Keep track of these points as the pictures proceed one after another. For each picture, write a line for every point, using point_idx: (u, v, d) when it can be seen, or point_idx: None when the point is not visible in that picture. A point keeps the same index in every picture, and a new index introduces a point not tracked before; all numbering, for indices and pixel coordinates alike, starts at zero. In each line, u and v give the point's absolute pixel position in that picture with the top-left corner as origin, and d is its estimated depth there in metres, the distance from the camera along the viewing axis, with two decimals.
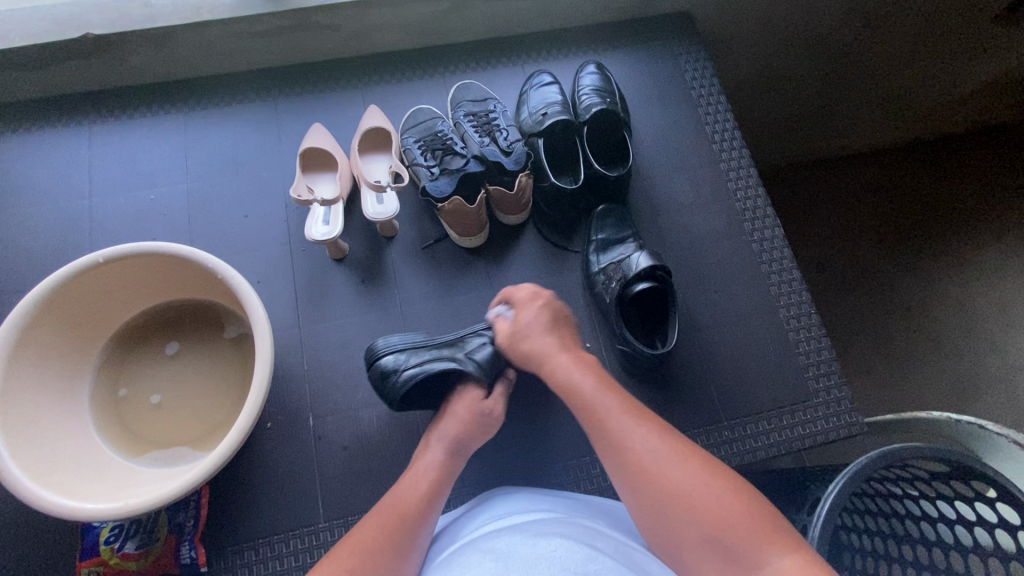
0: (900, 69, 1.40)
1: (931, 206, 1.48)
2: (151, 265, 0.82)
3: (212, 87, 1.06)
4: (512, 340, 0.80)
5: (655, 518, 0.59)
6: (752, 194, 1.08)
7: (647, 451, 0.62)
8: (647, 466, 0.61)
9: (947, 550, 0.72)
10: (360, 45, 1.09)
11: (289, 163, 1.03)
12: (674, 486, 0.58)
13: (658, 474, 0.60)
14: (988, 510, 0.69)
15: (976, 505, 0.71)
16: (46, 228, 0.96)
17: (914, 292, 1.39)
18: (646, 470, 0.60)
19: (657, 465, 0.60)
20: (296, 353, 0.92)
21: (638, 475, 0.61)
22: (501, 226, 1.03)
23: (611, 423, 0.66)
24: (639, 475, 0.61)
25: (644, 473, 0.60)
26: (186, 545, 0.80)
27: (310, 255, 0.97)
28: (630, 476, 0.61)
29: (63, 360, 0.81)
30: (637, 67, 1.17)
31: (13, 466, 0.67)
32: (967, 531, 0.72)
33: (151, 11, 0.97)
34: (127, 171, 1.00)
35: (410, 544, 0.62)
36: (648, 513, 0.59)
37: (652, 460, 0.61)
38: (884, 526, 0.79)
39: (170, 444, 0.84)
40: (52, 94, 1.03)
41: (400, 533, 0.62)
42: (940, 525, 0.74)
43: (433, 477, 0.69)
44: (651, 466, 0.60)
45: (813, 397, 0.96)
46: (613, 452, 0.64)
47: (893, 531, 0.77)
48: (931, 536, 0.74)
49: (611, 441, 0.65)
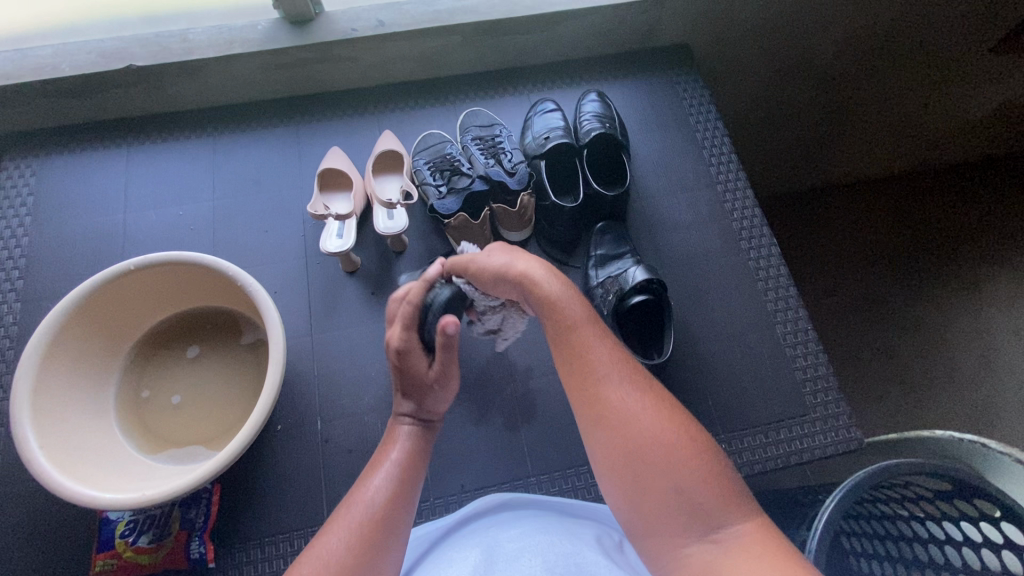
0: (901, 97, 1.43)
1: (934, 232, 1.50)
2: (177, 273, 0.89)
3: (241, 114, 1.15)
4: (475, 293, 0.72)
5: (615, 465, 0.55)
6: (749, 215, 1.12)
7: (623, 402, 0.57)
8: (621, 416, 0.56)
9: (956, 575, 0.72)
10: (377, 76, 1.17)
11: (307, 183, 1.10)
12: (647, 439, 0.54)
13: (632, 424, 0.55)
14: (993, 531, 0.68)
15: (981, 525, 0.70)
16: (83, 241, 1.03)
17: (921, 318, 1.39)
18: (618, 422, 0.56)
19: (632, 417, 0.55)
20: (308, 359, 0.97)
21: (610, 425, 0.56)
22: (505, 243, 1.08)
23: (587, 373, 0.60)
24: (611, 422, 0.56)
25: (616, 421, 0.56)
26: (196, 540, 0.83)
27: (324, 268, 1.03)
28: (600, 420, 0.57)
29: (92, 361, 0.87)
30: (637, 95, 1.23)
31: (42, 456, 0.72)
32: (974, 553, 0.71)
33: (189, 45, 1.06)
34: (159, 189, 1.08)
35: (393, 531, 0.61)
36: (610, 460, 0.55)
37: (629, 415, 0.56)
38: (892, 549, 0.78)
39: (186, 443, 0.88)
40: (99, 120, 1.12)
41: (386, 528, 0.60)
42: (947, 547, 0.73)
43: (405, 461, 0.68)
44: (625, 418, 0.55)
45: (810, 412, 0.97)
46: (584, 397, 0.59)
47: (902, 554, 0.76)
48: (940, 560, 0.73)
49: (584, 382, 0.59)
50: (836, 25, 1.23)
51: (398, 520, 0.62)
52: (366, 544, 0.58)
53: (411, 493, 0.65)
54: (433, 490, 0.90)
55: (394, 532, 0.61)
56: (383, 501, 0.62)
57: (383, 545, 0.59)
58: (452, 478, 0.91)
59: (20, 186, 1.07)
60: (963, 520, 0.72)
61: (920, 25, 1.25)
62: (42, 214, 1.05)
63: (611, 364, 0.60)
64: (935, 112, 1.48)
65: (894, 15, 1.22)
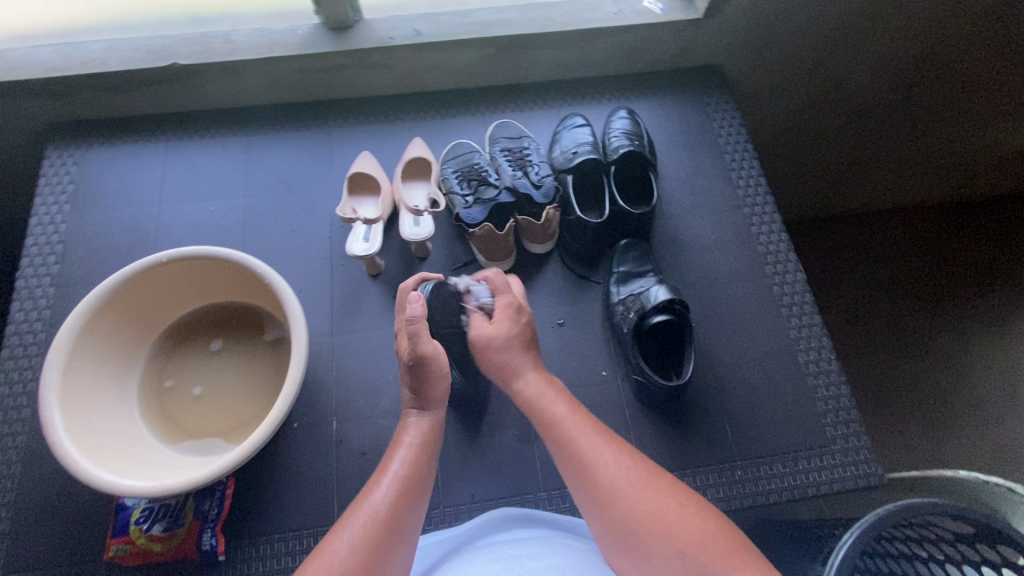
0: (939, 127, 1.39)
1: (963, 267, 1.47)
2: (206, 267, 0.91)
3: (277, 115, 1.18)
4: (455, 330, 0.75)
5: (621, 540, 0.62)
6: (775, 239, 1.11)
7: (616, 475, 0.65)
8: (617, 490, 0.64)
9: None
10: (410, 84, 1.19)
11: (337, 185, 1.12)
12: (644, 510, 0.62)
13: (628, 498, 0.63)
14: None
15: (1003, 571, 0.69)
16: (118, 231, 1.06)
17: (948, 354, 1.36)
18: (616, 496, 0.64)
19: (626, 489, 0.64)
20: (327, 359, 0.98)
21: (609, 499, 0.64)
22: (527, 254, 1.08)
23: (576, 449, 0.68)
24: (608, 498, 0.64)
25: (613, 495, 0.64)
26: (208, 532, 0.84)
27: (348, 270, 1.05)
28: (600, 502, 0.64)
29: (119, 348, 0.89)
30: (667, 114, 1.23)
31: (66, 439, 0.74)
32: None
33: (231, 46, 1.09)
34: (193, 184, 1.10)
35: (399, 536, 0.64)
36: (615, 541, 0.63)
37: (615, 480, 0.65)
38: None
39: (203, 434, 0.89)
40: (142, 114, 1.16)
41: (391, 531, 0.64)
42: None
43: (410, 467, 0.71)
44: (620, 490, 0.64)
45: (829, 444, 0.95)
46: (581, 477, 0.67)
47: None
48: None
49: (579, 468, 0.67)
50: (874, 53, 1.21)
51: (403, 524, 0.65)
52: (372, 547, 0.61)
53: (416, 496, 0.68)
54: (443, 498, 0.90)
55: (398, 537, 0.64)
56: (389, 502, 0.66)
57: (387, 549, 0.62)
58: (463, 487, 0.91)
59: (62, 174, 1.10)
60: (984, 565, 0.71)
61: (961, 57, 1.23)
62: (81, 202, 1.08)
63: (598, 445, 0.68)
64: (974, 146, 1.44)
65: (934, 46, 1.20)
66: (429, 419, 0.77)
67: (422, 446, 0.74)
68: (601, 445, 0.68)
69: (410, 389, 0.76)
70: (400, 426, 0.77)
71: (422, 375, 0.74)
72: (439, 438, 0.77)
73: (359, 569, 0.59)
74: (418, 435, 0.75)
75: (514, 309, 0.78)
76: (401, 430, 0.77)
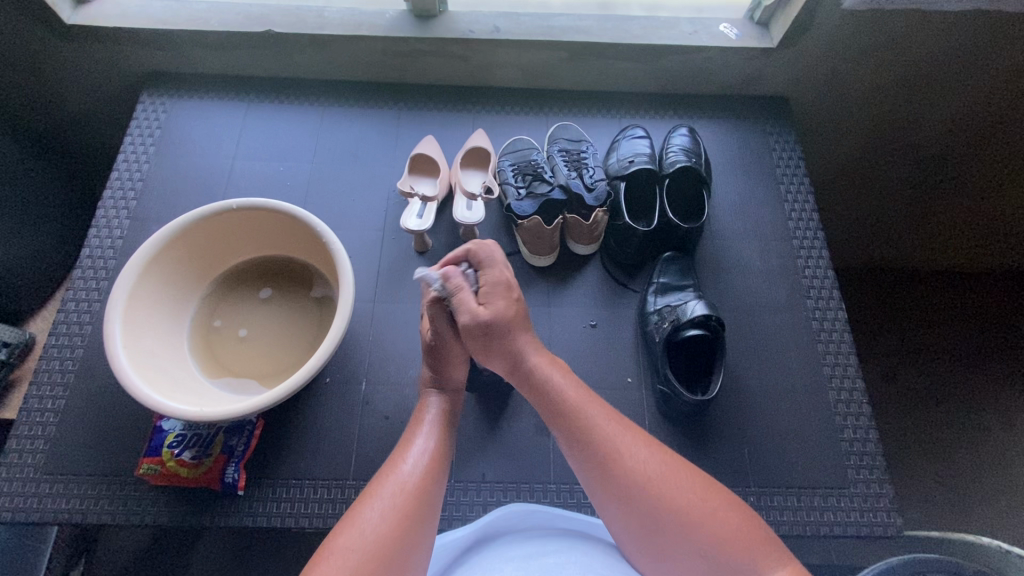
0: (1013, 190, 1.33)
1: (1015, 336, 1.41)
2: (270, 219, 0.96)
3: (352, 91, 1.24)
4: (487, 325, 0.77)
5: (643, 525, 0.64)
6: (820, 274, 1.10)
7: (637, 460, 0.67)
8: (633, 469, 0.66)
9: None
10: (481, 77, 1.24)
11: (398, 163, 1.17)
12: (659, 488, 0.64)
13: (649, 482, 0.65)
14: None
15: None
16: (193, 177, 1.14)
17: (988, 424, 1.30)
18: (629, 474, 0.66)
19: (648, 474, 0.65)
20: (365, 323, 1.02)
21: (629, 482, 0.65)
22: (570, 253, 1.10)
23: (592, 427, 0.70)
24: (630, 482, 0.65)
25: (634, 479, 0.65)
26: (232, 466, 0.88)
27: (397, 243, 1.09)
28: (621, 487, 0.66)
29: (180, 283, 0.95)
30: (727, 138, 1.24)
31: (122, 356, 0.79)
32: None
33: (322, 21, 1.16)
34: (267, 144, 1.17)
35: (428, 508, 0.67)
36: (633, 525, 0.65)
37: (630, 456, 0.67)
38: None
39: (242, 374, 0.94)
40: (230, 74, 1.24)
41: (419, 502, 0.66)
42: None
43: (434, 443, 0.74)
44: (641, 473, 0.66)
45: (850, 486, 0.93)
46: (599, 462, 0.68)
47: None
48: None
49: (599, 452, 0.68)
50: (949, 102, 1.18)
51: (431, 496, 0.68)
52: (403, 517, 0.64)
53: (440, 471, 0.71)
54: (456, 472, 0.93)
55: (426, 509, 0.67)
56: (416, 476, 0.69)
57: (418, 518, 0.65)
58: (475, 466, 0.93)
59: (151, 119, 1.19)
60: None
61: None
62: (165, 147, 1.16)
63: (611, 424, 0.70)
64: None
65: (1013, 104, 1.16)
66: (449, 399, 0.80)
67: (445, 422, 0.78)
68: (615, 423, 0.70)
69: (430, 367, 0.81)
70: (421, 405, 0.80)
71: (439, 353, 0.80)
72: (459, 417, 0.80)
73: (390, 536, 0.62)
74: (441, 411, 0.79)
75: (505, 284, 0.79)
76: (421, 409, 0.80)
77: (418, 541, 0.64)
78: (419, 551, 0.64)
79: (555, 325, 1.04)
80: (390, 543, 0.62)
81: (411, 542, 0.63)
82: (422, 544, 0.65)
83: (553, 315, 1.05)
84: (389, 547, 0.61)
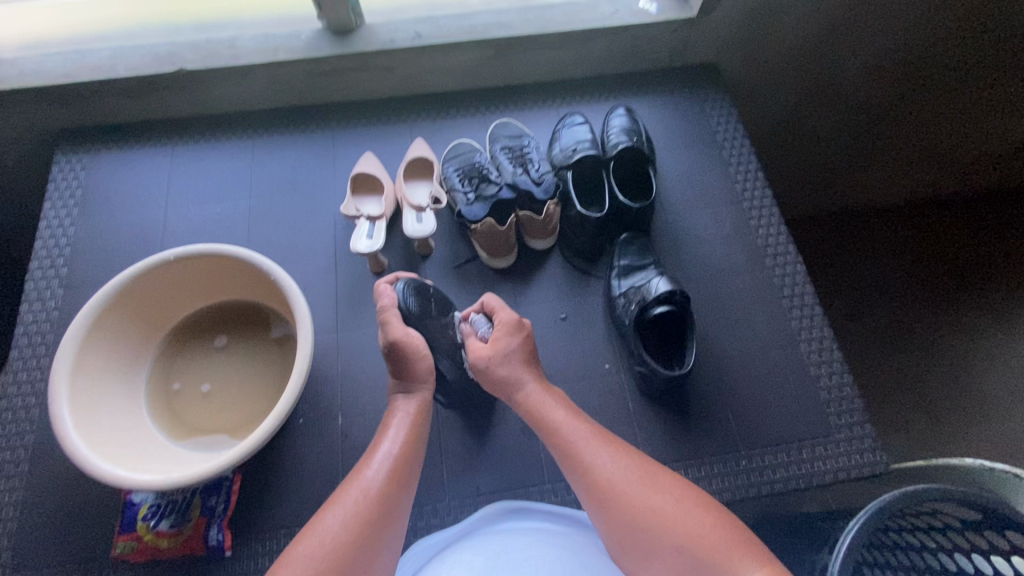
0: (942, 121, 1.37)
1: (962, 260, 1.47)
2: (215, 264, 0.92)
3: (281, 119, 1.20)
4: (484, 365, 0.81)
5: (626, 538, 0.64)
6: (774, 232, 1.12)
7: (613, 482, 0.67)
8: (614, 486, 0.67)
9: None
10: (410, 86, 1.22)
11: (339, 185, 1.13)
12: (645, 507, 0.64)
13: (627, 492, 0.66)
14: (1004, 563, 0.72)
15: (992, 557, 0.74)
16: (125, 234, 1.08)
17: (950, 345, 1.35)
18: (610, 490, 0.67)
19: (624, 486, 0.66)
20: (332, 354, 0.99)
21: (608, 497, 0.67)
22: (529, 250, 1.09)
23: (577, 447, 0.71)
24: (608, 497, 0.66)
25: (614, 494, 0.66)
26: (215, 527, 0.84)
27: (353, 268, 1.06)
28: (602, 502, 0.67)
29: (127, 346, 0.90)
30: (665, 112, 1.24)
31: (75, 435, 0.74)
32: None
33: (236, 51, 1.11)
34: (198, 186, 1.12)
35: (394, 512, 0.67)
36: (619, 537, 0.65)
37: (615, 475, 0.68)
38: (904, 559, 0.82)
39: (210, 431, 0.90)
40: (148, 119, 1.18)
41: (383, 509, 0.66)
42: None
43: (400, 448, 0.72)
44: (620, 486, 0.67)
45: (834, 433, 0.94)
46: (583, 482, 0.69)
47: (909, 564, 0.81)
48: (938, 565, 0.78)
49: (579, 472, 0.70)
50: (866, 50, 1.22)
51: (395, 502, 0.67)
52: (364, 526, 0.64)
53: (406, 474, 0.71)
54: (449, 490, 0.91)
55: (391, 514, 0.66)
56: (380, 481, 0.68)
57: (380, 526, 0.65)
58: (468, 479, 0.92)
59: (69, 178, 1.12)
60: (975, 552, 0.76)
61: (959, 52, 1.23)
62: (89, 207, 1.10)
63: (588, 438, 0.72)
64: (976, 141, 1.42)
65: (926, 43, 1.21)
66: (416, 400, 0.79)
67: (416, 422, 0.77)
68: (596, 441, 0.72)
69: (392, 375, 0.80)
70: (389, 410, 0.79)
71: (398, 358, 0.78)
72: (428, 417, 0.79)
73: (349, 544, 0.62)
74: (413, 408, 0.78)
75: (512, 323, 0.83)
76: (391, 412, 0.78)
77: (381, 548, 0.64)
78: (382, 557, 0.63)
79: (526, 323, 1.03)
80: (354, 549, 0.61)
81: (374, 550, 0.63)
82: (388, 551, 0.65)
83: (522, 314, 1.04)
84: (348, 555, 0.61)
